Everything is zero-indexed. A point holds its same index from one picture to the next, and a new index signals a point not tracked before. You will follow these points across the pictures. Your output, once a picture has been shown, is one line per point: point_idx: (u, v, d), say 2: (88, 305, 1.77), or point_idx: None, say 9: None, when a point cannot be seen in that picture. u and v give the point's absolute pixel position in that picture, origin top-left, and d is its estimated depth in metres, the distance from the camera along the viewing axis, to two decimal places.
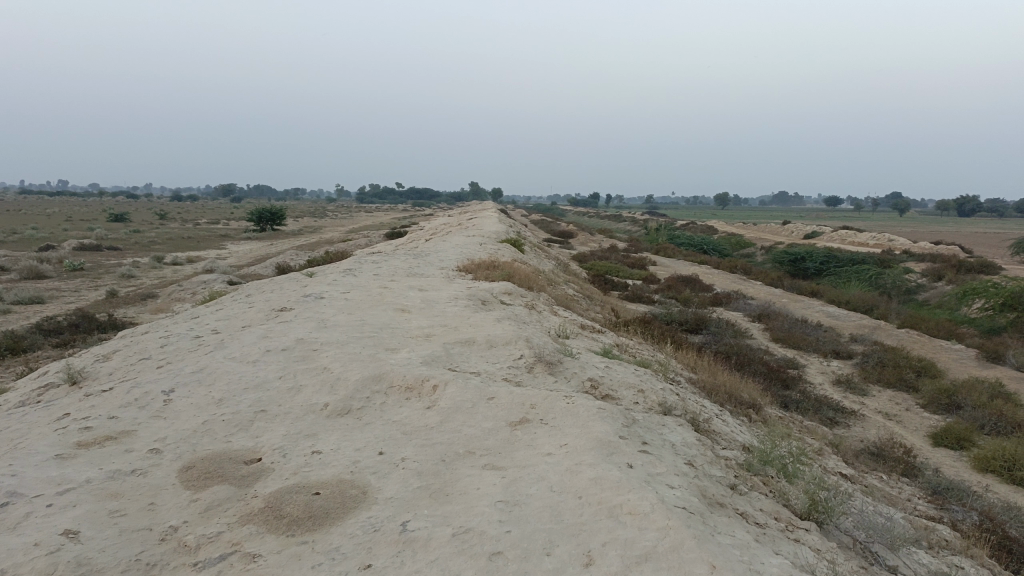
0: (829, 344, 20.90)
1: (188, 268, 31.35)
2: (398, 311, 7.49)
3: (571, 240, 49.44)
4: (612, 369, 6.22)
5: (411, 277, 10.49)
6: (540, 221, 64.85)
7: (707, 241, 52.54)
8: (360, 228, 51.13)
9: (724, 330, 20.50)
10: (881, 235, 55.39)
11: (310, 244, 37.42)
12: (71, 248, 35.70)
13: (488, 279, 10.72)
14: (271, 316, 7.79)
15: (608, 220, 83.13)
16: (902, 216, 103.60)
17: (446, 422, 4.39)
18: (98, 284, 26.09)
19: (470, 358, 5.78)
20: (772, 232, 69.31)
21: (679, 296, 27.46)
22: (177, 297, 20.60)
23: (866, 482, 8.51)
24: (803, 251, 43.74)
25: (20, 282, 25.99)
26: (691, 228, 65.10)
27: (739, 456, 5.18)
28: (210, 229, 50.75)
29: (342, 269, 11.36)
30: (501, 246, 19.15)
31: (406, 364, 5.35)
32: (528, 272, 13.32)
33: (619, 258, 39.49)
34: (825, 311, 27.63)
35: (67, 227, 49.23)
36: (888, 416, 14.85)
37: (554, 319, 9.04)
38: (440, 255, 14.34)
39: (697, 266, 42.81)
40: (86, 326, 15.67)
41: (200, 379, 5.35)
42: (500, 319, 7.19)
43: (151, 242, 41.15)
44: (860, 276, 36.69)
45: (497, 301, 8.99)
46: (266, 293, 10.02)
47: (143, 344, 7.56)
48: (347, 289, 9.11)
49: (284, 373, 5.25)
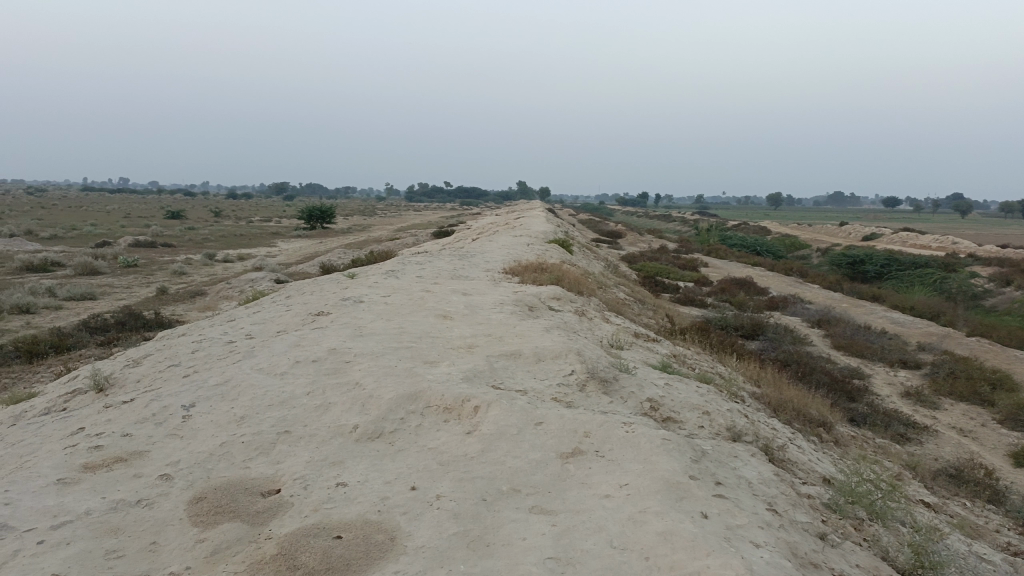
0: (894, 354, 19.84)
1: (238, 266, 31.49)
2: (440, 318, 6.99)
3: (620, 241, 48.58)
4: (672, 388, 5.63)
5: (456, 280, 10.01)
6: (589, 221, 64.10)
7: (760, 243, 51.17)
8: (408, 227, 51.10)
9: (781, 337, 19.61)
10: (944, 238, 53.25)
11: (358, 242, 37.35)
12: (126, 244, 36.29)
13: (536, 282, 10.20)
14: (307, 321, 7.37)
15: (657, 220, 81.76)
16: (964, 217, 99.81)
17: (487, 451, 3.86)
18: (149, 281, 26.30)
19: (516, 373, 5.25)
20: (828, 234, 67.29)
21: (733, 300, 26.51)
22: (223, 296, 20.52)
23: (949, 512, 7.73)
24: (862, 253, 42.18)
25: (75, 278, 26.34)
26: (742, 229, 63.49)
27: (822, 492, 4.56)
28: (261, 227, 51.28)
29: (385, 270, 10.96)
30: (549, 247, 18.59)
31: (446, 380, 4.84)
32: (578, 276, 12.73)
33: (669, 259, 38.52)
34: (887, 318, 26.37)
35: (124, 224, 50.26)
36: (963, 432, 13.86)
37: (606, 327, 8.47)
38: (486, 256, 13.84)
39: (751, 268, 41.59)
40: (131, 324, 15.60)
41: (223, 392, 4.92)
42: (548, 329, 6.64)
43: (203, 239, 41.63)
44: (922, 281, 35.13)
45: (546, 307, 8.44)
46: (305, 296, 9.63)
47: (174, 349, 7.19)
48: (388, 292, 8.66)
49: (312, 388, 4.78)
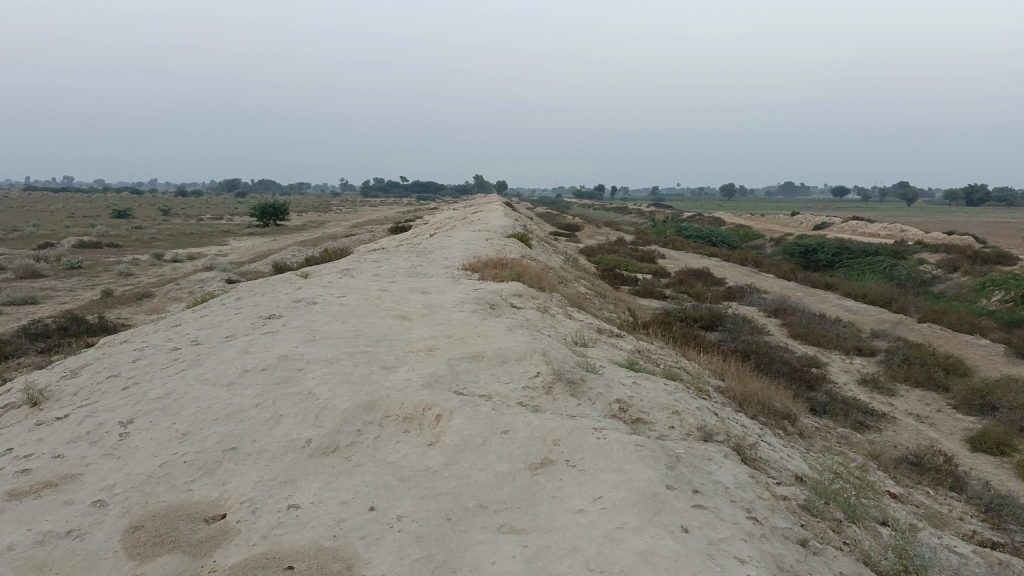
0: (850, 341, 20.10)
1: (188, 265, 30.61)
2: (399, 319, 6.71)
3: (577, 233, 48.57)
4: (641, 387, 5.45)
5: (414, 278, 9.72)
6: (546, 214, 64.10)
7: (716, 233, 51.69)
8: (364, 223, 50.41)
9: (740, 327, 19.72)
10: (892, 226, 54.47)
11: (313, 239, 36.64)
12: (70, 245, 35.03)
13: (496, 279, 9.96)
14: (257, 325, 7.01)
15: (614, 212, 82.14)
16: (911, 205, 102.35)
17: (451, 465, 3.61)
18: (95, 283, 25.38)
19: (478, 377, 5.00)
20: (781, 223, 68.35)
21: (691, 291, 26.62)
22: (173, 298, 19.85)
23: (915, 502, 7.72)
24: (814, 242, 42.87)
25: (15, 281, 25.28)
26: (697, 220, 64.13)
27: (797, 493, 4.41)
28: (213, 225, 50.06)
29: (340, 269, 10.61)
30: (509, 241, 18.37)
31: (405, 387, 4.57)
32: (539, 271, 12.53)
33: (627, 251, 38.62)
34: (842, 306, 26.75)
35: (68, 223, 48.67)
36: (920, 418, 14.03)
37: (569, 324, 8.27)
38: (444, 252, 13.57)
39: (707, 259, 41.94)
40: (74, 329, 14.93)
41: (165, 406, 4.58)
42: (511, 328, 6.40)
43: (152, 238, 40.42)
44: (874, 268, 35.80)
45: (507, 305, 8.21)
46: (255, 297, 9.24)
47: (114, 359, 6.77)
48: (343, 293, 8.33)
49: (262, 400, 4.47)
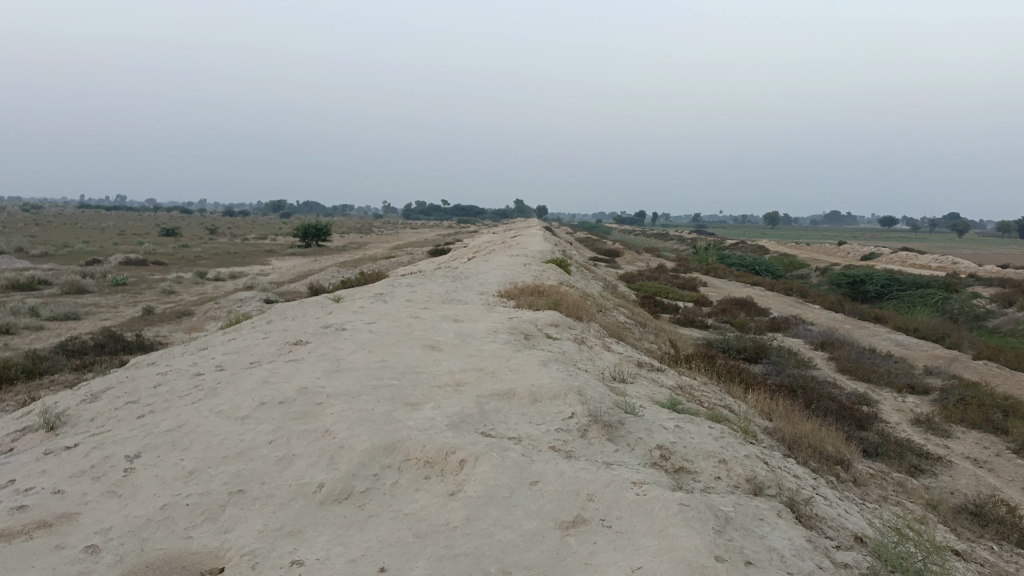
0: (901, 378, 19.28)
1: (229, 284, 30.85)
2: (429, 349, 6.41)
3: (618, 260, 48.02)
4: (683, 431, 5.06)
5: (447, 304, 9.44)
6: (586, 240, 63.73)
7: (758, 262, 50.72)
8: (404, 245, 50.60)
9: (785, 360, 19.04)
10: (943, 258, 52.89)
11: (353, 261, 36.80)
12: (117, 261, 35.65)
13: (532, 306, 9.63)
14: (282, 352, 6.76)
15: (655, 238, 81.31)
16: (961, 237, 99.52)
17: (473, 521, 3.25)
18: (137, 300, 25.67)
19: (508, 416, 4.66)
20: (827, 253, 66.92)
21: (734, 321, 25.93)
22: (211, 317, 19.88)
23: (980, 560, 7.12)
24: (861, 272, 41.76)
25: (61, 297, 25.69)
26: (740, 248, 63.08)
27: (859, 560, 3.97)
28: (256, 245, 50.67)
29: (373, 293, 10.39)
30: (548, 267, 18.03)
31: (428, 427, 4.24)
32: (576, 299, 12.18)
33: (668, 278, 38.06)
34: (891, 341, 25.79)
35: (118, 241, 49.70)
36: (979, 463, 13.24)
37: (607, 358, 7.89)
38: (481, 278, 13.29)
39: (750, 288, 41.06)
40: (111, 347, 14.95)
41: (175, 440, 4.31)
42: (545, 362, 6.05)
43: (196, 257, 41.01)
44: (924, 301, 34.64)
45: (542, 336, 7.87)
46: (285, 321, 9.03)
47: (136, 383, 6.57)
48: (374, 319, 8.07)
49: (276, 436, 4.18)
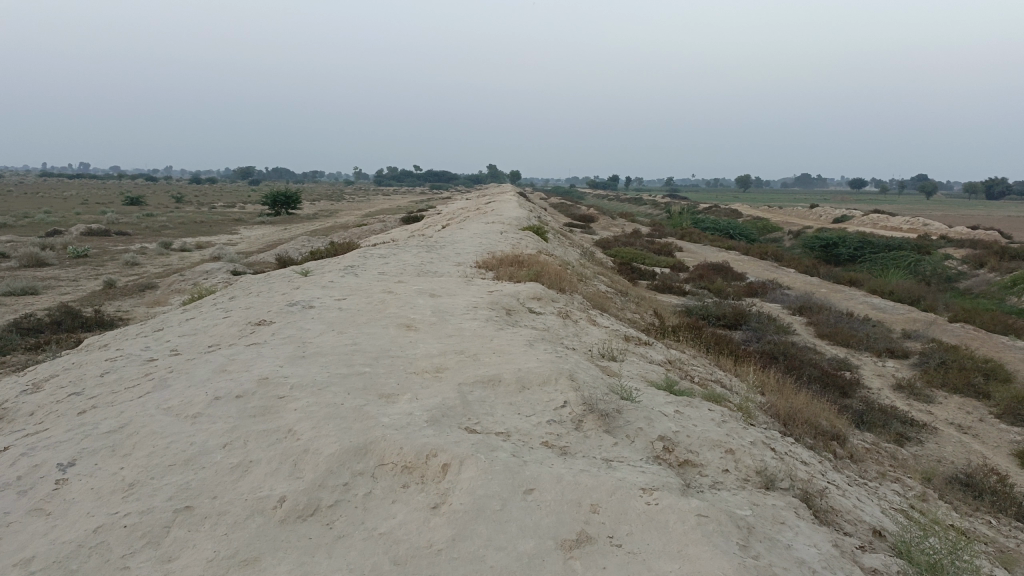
0: (880, 343, 19.17)
1: (196, 255, 29.94)
2: (404, 329, 5.89)
3: (592, 225, 47.57)
4: (685, 418, 4.63)
5: (422, 277, 8.91)
6: (560, 205, 63.19)
7: (733, 225, 50.61)
8: (376, 212, 49.67)
9: (766, 326, 18.82)
10: (914, 220, 53.19)
11: (324, 229, 35.97)
12: (79, 232, 34.45)
13: (511, 278, 9.14)
14: (244, 334, 6.20)
15: (628, 204, 80.97)
16: (929, 198, 100.35)
17: (460, 542, 2.78)
18: (99, 273, 24.73)
19: (494, 407, 4.18)
20: (799, 216, 67.10)
21: (712, 287, 25.66)
22: (175, 290, 19.11)
23: (982, 537, 6.85)
24: (835, 235, 41.80)
25: (19, 270, 24.66)
26: (714, 212, 62.94)
27: (886, 563, 3.59)
28: (225, 214, 49.41)
29: (343, 266, 9.82)
30: (525, 235, 17.51)
31: (405, 424, 3.75)
32: (557, 269, 11.72)
33: (644, 244, 37.74)
34: (868, 304, 25.71)
35: (80, 210, 48.17)
36: (962, 428, 13.09)
37: (594, 333, 7.45)
38: (457, 247, 12.76)
39: (726, 252, 40.93)
40: (68, 324, 14.21)
41: (115, 444, 3.78)
42: (531, 342, 5.58)
43: (162, 226, 39.83)
44: (897, 264, 34.72)
45: (525, 310, 7.39)
46: (248, 298, 8.43)
47: (82, 371, 5.99)
48: (344, 295, 7.53)
49: (231, 438, 3.67)
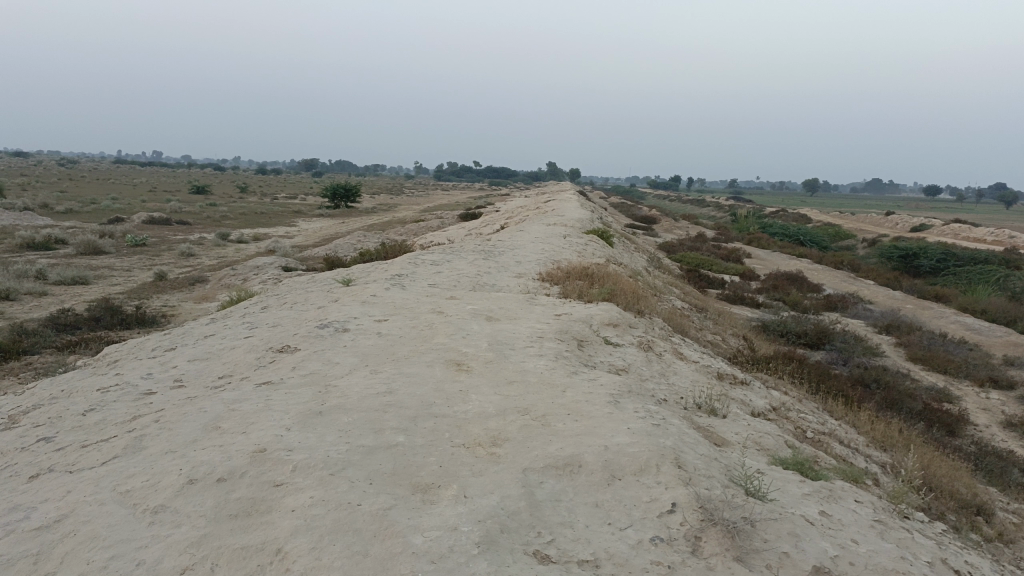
0: (981, 370, 17.24)
1: (252, 247, 29.45)
2: (454, 370, 4.68)
3: (655, 227, 45.92)
4: (837, 529, 3.31)
5: (478, 293, 7.72)
6: (621, 205, 61.40)
7: (803, 231, 48.24)
8: (434, 207, 48.90)
9: (851, 346, 17.12)
10: (999, 231, 49.82)
11: (380, 224, 35.20)
12: (140, 219, 34.44)
13: (581, 296, 7.88)
14: (259, 367, 5.08)
15: (690, 205, 78.63)
16: (1009, 207, 94.84)
17: None
18: (153, 264, 24.34)
19: (574, 512, 2.93)
20: (872, 223, 63.89)
21: (787, 299, 23.88)
22: (223, 286, 18.38)
23: None
24: (914, 245, 39.26)
25: (75, 258, 24.45)
26: (781, 216, 60.43)
27: None
28: (285, 205, 49.32)
29: (391, 274, 8.73)
30: (590, 240, 16.21)
31: (445, 549, 2.52)
32: (630, 283, 10.41)
33: (711, 249, 35.96)
34: (960, 325, 23.54)
35: (146, 198, 48.61)
36: None
37: (683, 373, 6.14)
38: (518, 253, 11.58)
39: (796, 260, 38.81)
40: (107, 321, 13.50)
41: (37, 556, 2.63)
42: (615, 396, 4.31)
43: (223, 216, 39.74)
44: (985, 278, 32.16)
45: (600, 343, 6.12)
46: (280, 311, 7.37)
47: (68, 403, 4.96)
48: (386, 314, 6.38)
49: (196, 560, 2.49)
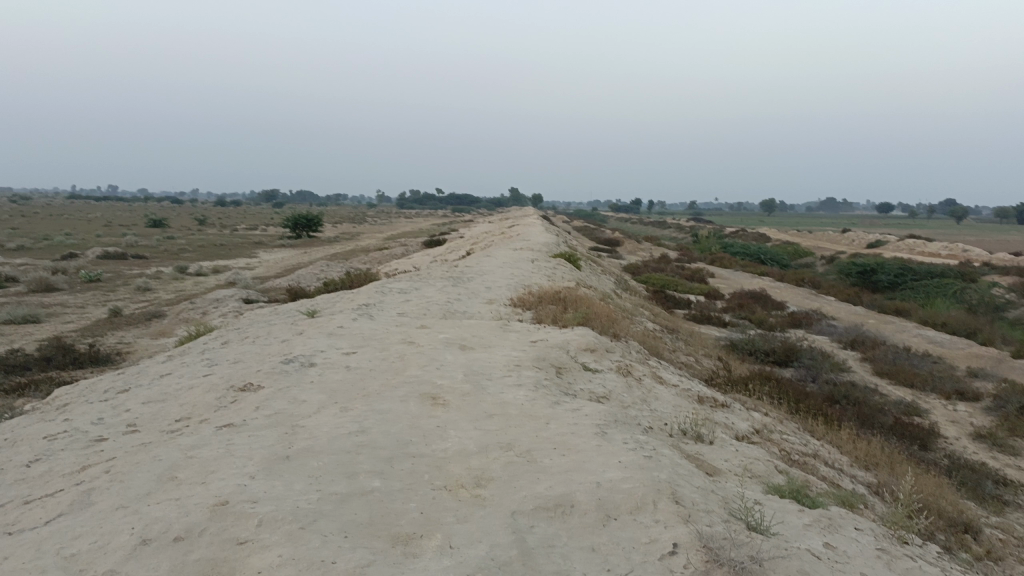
0: (947, 383, 17.38)
1: (211, 280, 28.78)
2: (430, 405, 4.42)
3: (619, 250, 46.09)
4: (845, 563, 3.11)
5: (449, 321, 7.47)
6: (584, 229, 61.67)
7: (763, 250, 48.84)
8: (398, 235, 48.58)
9: (820, 363, 17.17)
10: (952, 245, 50.98)
11: (343, 254, 34.74)
12: (94, 254, 33.54)
13: (555, 320, 7.68)
14: (220, 408, 4.75)
15: (652, 227, 79.36)
16: (958, 222, 97.40)
17: None
18: (109, 299, 23.61)
19: (568, 558, 2.68)
20: (830, 241, 65.04)
21: (753, 317, 23.99)
22: (182, 321, 17.83)
23: None
24: (872, 261, 39.94)
25: (26, 296, 23.62)
26: (742, 235, 61.19)
27: None
28: (245, 236, 48.55)
29: (358, 304, 8.45)
30: (558, 263, 16.07)
31: None
32: (602, 306, 10.26)
33: (675, 270, 36.16)
34: (922, 338, 23.83)
35: (101, 232, 47.50)
36: None
37: (664, 398, 5.94)
38: (487, 279, 11.38)
39: (759, 279, 39.19)
40: (59, 360, 12.94)
41: None
42: (601, 426, 4.09)
43: (181, 250, 38.92)
44: (942, 291, 32.74)
45: (578, 369, 5.91)
46: (241, 346, 7.04)
47: (10, 453, 4.59)
48: (354, 346, 6.09)
49: None
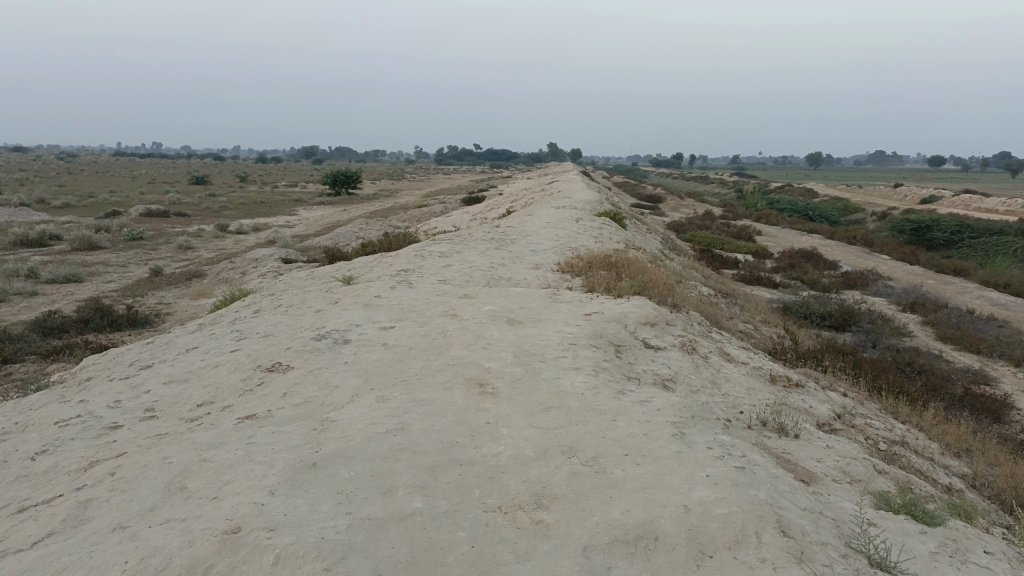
0: (1016, 348, 16.38)
1: (251, 239, 28.60)
2: (477, 395, 3.88)
3: (662, 207, 44.93)
4: None
5: (494, 290, 6.91)
6: (625, 185, 60.33)
7: (811, 206, 47.22)
8: (436, 192, 48.03)
9: (879, 327, 16.29)
10: (1011, 201, 48.66)
11: (383, 211, 34.31)
12: (137, 212, 33.61)
13: (608, 289, 7.08)
14: (245, 392, 4.28)
15: (694, 183, 77.49)
16: (1014, 176, 93.31)
17: None
18: (150, 258, 23.52)
19: None
20: (881, 196, 62.72)
21: (804, 278, 23.02)
22: (220, 281, 17.55)
23: None
24: (927, 217, 38.26)
25: (70, 254, 23.66)
26: (788, 190, 59.36)
27: None
28: (285, 193, 48.44)
29: (396, 269, 7.92)
30: (603, 222, 15.36)
31: None
32: (655, 271, 9.60)
33: (721, 228, 35.04)
34: (985, 300, 22.61)
35: (144, 190, 47.70)
36: None
37: (735, 380, 5.33)
38: (530, 241, 10.78)
39: (807, 236, 37.86)
40: (96, 323, 12.72)
41: None
42: (678, 423, 3.51)
43: (222, 207, 38.89)
44: (1003, 249, 31.15)
45: (639, 348, 5.32)
46: (273, 315, 6.59)
47: (19, 441, 4.19)
48: (393, 320, 5.58)
49: None
